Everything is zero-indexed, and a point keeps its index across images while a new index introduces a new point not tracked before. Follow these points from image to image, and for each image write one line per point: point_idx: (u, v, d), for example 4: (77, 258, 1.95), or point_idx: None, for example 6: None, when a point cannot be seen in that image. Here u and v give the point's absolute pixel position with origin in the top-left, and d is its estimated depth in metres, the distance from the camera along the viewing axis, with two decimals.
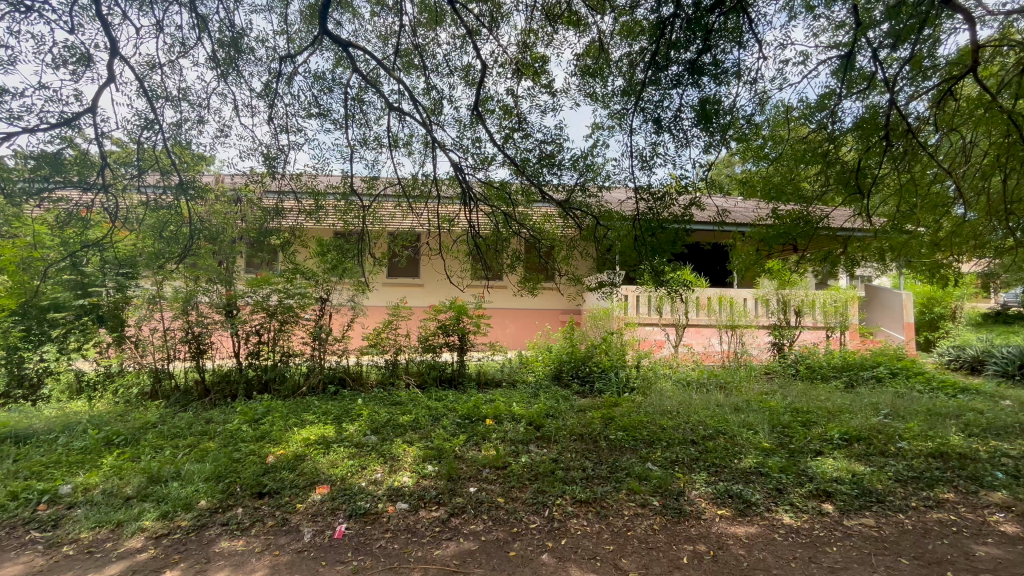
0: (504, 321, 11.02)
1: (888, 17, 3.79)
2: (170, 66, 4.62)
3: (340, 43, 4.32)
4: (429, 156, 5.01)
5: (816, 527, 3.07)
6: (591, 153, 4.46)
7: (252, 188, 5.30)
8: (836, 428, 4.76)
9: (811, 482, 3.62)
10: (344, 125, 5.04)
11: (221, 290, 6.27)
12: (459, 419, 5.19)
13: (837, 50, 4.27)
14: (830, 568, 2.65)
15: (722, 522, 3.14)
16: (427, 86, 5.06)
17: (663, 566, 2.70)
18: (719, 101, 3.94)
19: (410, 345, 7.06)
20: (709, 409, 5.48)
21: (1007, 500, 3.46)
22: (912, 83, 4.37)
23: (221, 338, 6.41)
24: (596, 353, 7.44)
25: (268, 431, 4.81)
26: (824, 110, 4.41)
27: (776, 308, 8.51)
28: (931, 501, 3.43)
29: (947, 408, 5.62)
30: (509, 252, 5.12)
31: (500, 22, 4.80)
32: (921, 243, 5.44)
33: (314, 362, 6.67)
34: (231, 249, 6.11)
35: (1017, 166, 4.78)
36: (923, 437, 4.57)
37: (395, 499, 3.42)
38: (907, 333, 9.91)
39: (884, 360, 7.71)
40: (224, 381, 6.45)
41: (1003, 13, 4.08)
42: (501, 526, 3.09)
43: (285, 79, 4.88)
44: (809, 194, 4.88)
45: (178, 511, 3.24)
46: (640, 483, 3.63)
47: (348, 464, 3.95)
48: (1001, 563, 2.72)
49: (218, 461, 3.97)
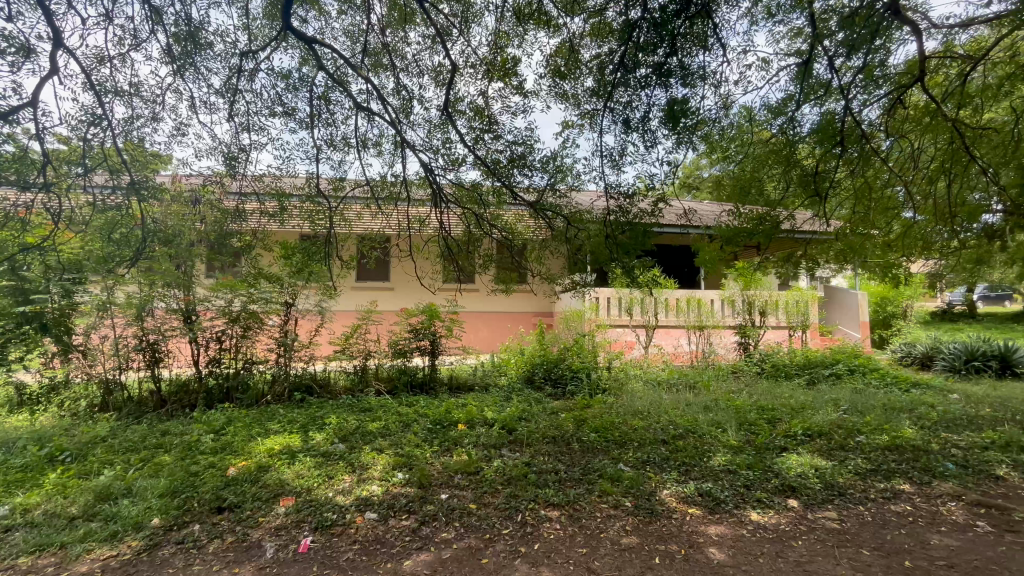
0: (476, 324, 10.94)
1: (843, 27, 3.94)
2: (121, 59, 4.43)
3: (305, 40, 4.18)
4: (400, 157, 4.98)
5: (783, 522, 3.14)
6: (561, 154, 4.49)
7: (210, 189, 5.15)
8: (799, 424, 4.92)
9: (776, 478, 3.72)
10: (310, 124, 4.92)
11: (179, 295, 5.95)
12: (431, 424, 5.10)
13: (797, 57, 4.42)
14: (797, 562, 2.70)
15: (693, 520, 3.17)
16: (396, 86, 5.01)
17: (636, 566, 2.69)
18: (687, 102, 4.02)
19: (380, 350, 6.94)
20: (679, 409, 5.56)
21: (958, 489, 3.62)
22: (865, 91, 4.51)
23: (179, 346, 6.07)
24: (569, 355, 7.47)
25: (230, 442, 4.59)
26: (783, 116, 4.53)
27: (741, 308, 8.72)
28: (889, 492, 3.57)
29: (900, 403, 5.89)
30: (483, 253, 5.13)
31: (471, 22, 4.77)
32: (876, 245, 5.69)
33: (279, 370, 6.44)
34: (190, 253, 5.75)
35: (960, 171, 5.06)
36: (879, 431, 4.77)
37: (363, 509, 3.32)
38: (862, 331, 10.41)
39: (843, 358, 8.00)
40: (182, 392, 6.14)
41: (947, 27, 4.23)
42: (473, 533, 3.04)
43: (246, 76, 4.73)
44: (773, 196, 4.98)
45: (128, 532, 3.05)
46: (613, 485, 3.64)
47: (314, 475, 3.81)
48: (954, 550, 2.83)
49: (173, 476, 3.76)
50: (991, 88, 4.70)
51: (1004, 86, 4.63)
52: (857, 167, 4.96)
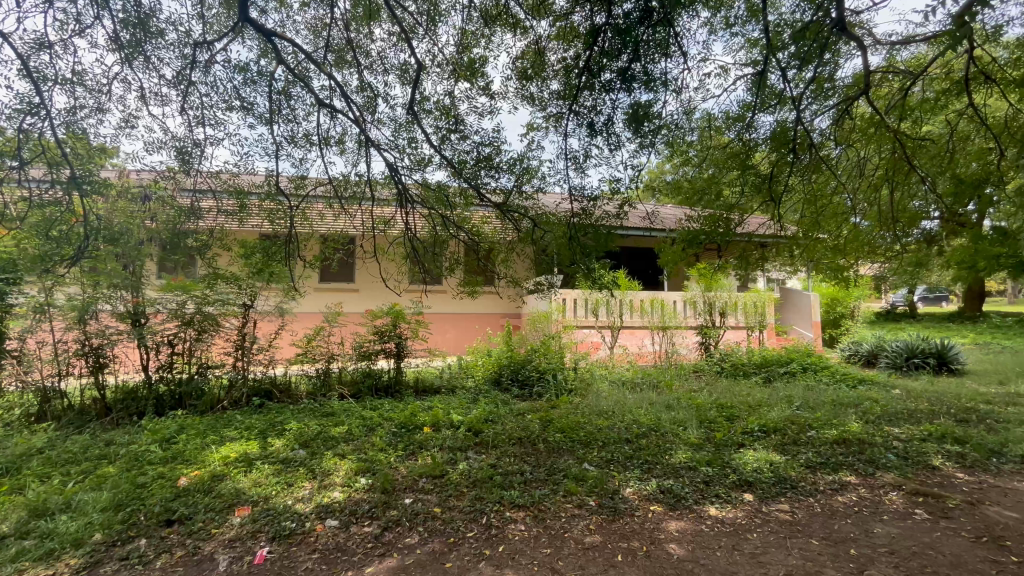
0: (444, 326, 10.86)
1: (795, 40, 4.11)
2: (63, 45, 4.17)
3: (263, 32, 4.05)
4: (364, 156, 4.89)
5: (740, 516, 3.25)
6: (528, 156, 4.52)
7: (162, 186, 4.92)
8: (756, 421, 5.10)
9: (734, 473, 3.84)
10: (269, 120, 4.77)
11: (126, 296, 5.62)
12: (396, 428, 5.02)
13: (753, 67, 4.59)
14: (752, 554, 2.79)
15: (655, 517, 3.24)
16: (361, 83, 4.92)
17: (599, 565, 2.71)
18: (650, 107, 4.11)
19: (344, 353, 6.79)
20: (642, 408, 5.66)
21: (898, 479, 3.84)
22: (816, 101, 4.74)
23: (126, 351, 5.74)
24: (536, 356, 7.52)
25: (182, 450, 4.39)
26: (741, 122, 4.66)
27: (703, 309, 8.99)
28: (837, 484, 3.75)
29: (848, 399, 6.21)
30: (449, 255, 5.12)
31: (438, 21, 4.74)
32: (825, 249, 5.98)
33: (237, 374, 6.22)
34: (137, 252, 5.42)
35: (901, 180, 5.36)
36: (828, 426, 5.02)
37: (324, 516, 3.23)
38: (814, 331, 10.91)
39: (797, 357, 8.37)
40: (129, 399, 5.81)
41: (889, 43, 4.46)
42: (437, 537, 3.00)
43: (201, 67, 4.54)
44: (730, 201, 5.17)
45: (66, 549, 2.86)
46: (577, 484, 3.68)
47: (272, 483, 3.68)
48: (894, 537, 2.99)
49: (118, 488, 3.55)
50: (929, 102, 5.00)
51: (940, 101, 4.93)
52: (809, 174, 5.17)
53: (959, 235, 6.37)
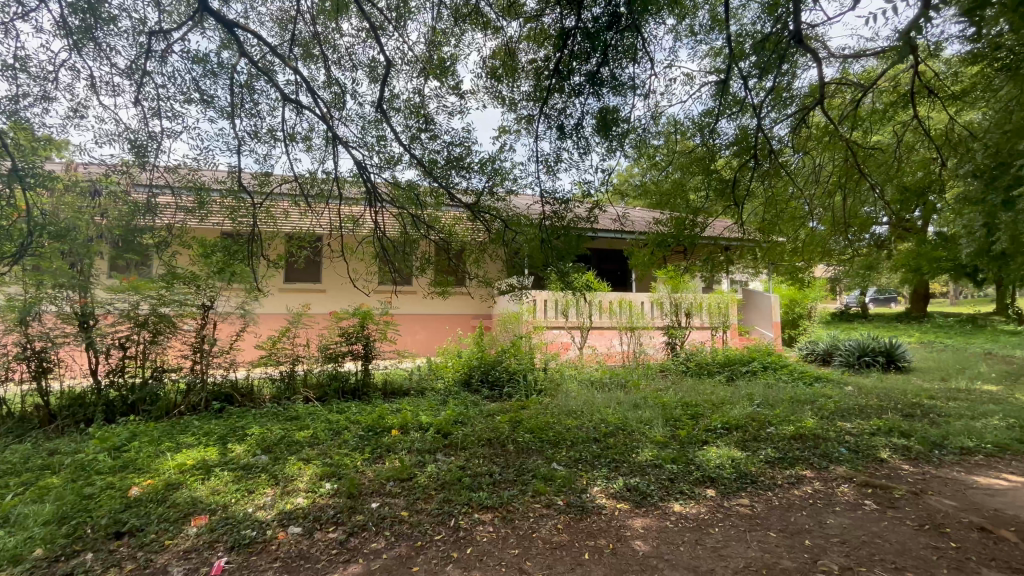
0: (414, 326, 10.74)
1: (756, 51, 4.27)
2: (3, 27, 3.91)
3: (224, 23, 3.91)
4: (331, 154, 4.79)
5: (703, 511, 3.34)
6: (499, 157, 4.53)
7: (113, 180, 4.67)
8: (719, 419, 5.25)
9: (698, 470, 3.95)
10: (231, 113, 4.61)
11: (74, 297, 5.29)
12: (363, 431, 4.92)
13: (716, 75, 4.74)
14: (714, 547, 2.87)
15: (621, 515, 3.28)
16: (328, 79, 4.81)
17: (566, 564, 2.73)
18: (618, 111, 4.20)
19: (310, 355, 6.63)
20: (610, 408, 5.75)
21: (849, 472, 4.03)
22: (775, 109, 4.92)
23: (72, 354, 5.43)
24: (506, 357, 7.52)
25: (134, 458, 4.18)
26: (705, 128, 4.84)
27: (669, 309, 9.21)
28: (794, 477, 3.91)
29: (805, 396, 6.47)
30: (419, 255, 5.07)
31: (407, 18, 4.68)
32: (784, 252, 6.40)
33: (195, 378, 5.96)
34: (87, 249, 5.16)
35: (854, 187, 5.61)
36: (785, 422, 5.22)
37: (286, 523, 3.13)
38: (774, 331, 11.32)
39: (757, 356, 8.67)
40: (75, 405, 5.48)
41: (842, 57, 4.67)
42: (404, 541, 2.96)
43: (157, 57, 4.34)
44: (696, 205, 5.31)
45: (2, 567, 2.67)
46: (546, 484, 3.70)
47: (231, 490, 3.55)
48: (846, 527, 3.13)
49: (63, 500, 3.35)
50: (878, 113, 5.28)
51: (888, 112, 5.21)
52: (769, 179, 5.35)
53: (905, 240, 6.74)
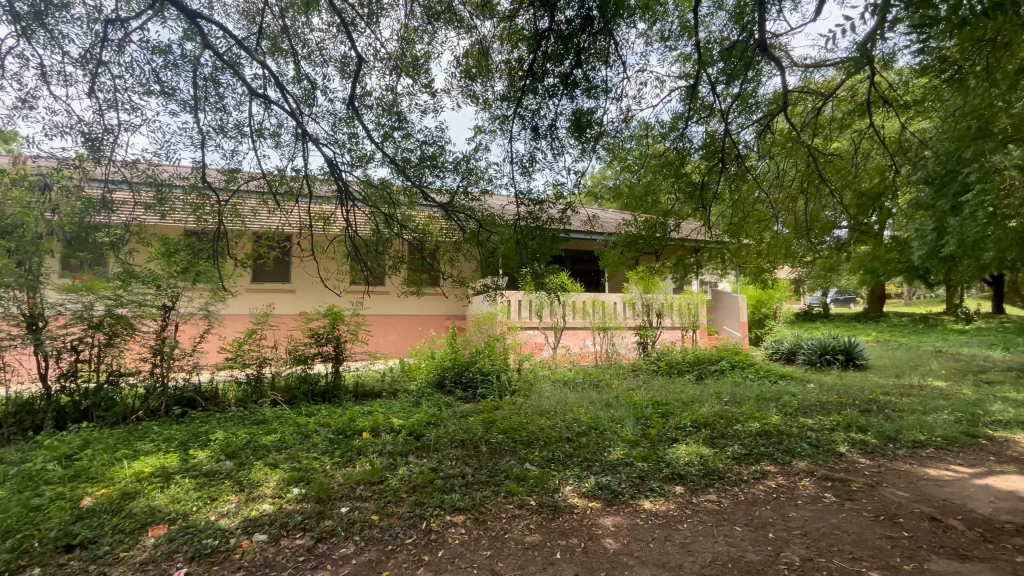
0: (386, 327, 10.60)
1: (723, 58, 4.38)
2: None
3: (187, 13, 3.77)
4: (301, 150, 4.68)
5: (672, 508, 3.40)
6: (473, 157, 4.52)
7: (65, 175, 4.46)
8: (688, 417, 5.37)
9: (668, 467, 4.02)
10: (194, 107, 4.44)
11: (20, 297, 4.96)
12: (333, 435, 4.81)
13: (685, 80, 4.86)
14: (682, 543, 2.93)
15: (592, 514, 3.31)
16: (297, 74, 4.70)
17: (538, 564, 2.73)
18: (591, 114, 4.24)
19: (278, 357, 6.45)
20: (583, 407, 5.80)
21: (810, 466, 4.17)
22: (741, 115, 5.08)
23: (18, 358, 5.14)
24: (480, 358, 7.49)
25: (87, 467, 3.98)
26: (676, 131, 4.96)
27: (641, 310, 9.35)
28: (759, 472, 4.03)
29: (770, 393, 6.67)
30: (392, 254, 5.00)
31: (379, 14, 4.62)
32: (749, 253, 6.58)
33: (154, 382, 5.72)
34: (35, 247, 4.91)
35: (816, 191, 5.83)
36: (751, 419, 5.38)
37: (251, 531, 3.03)
38: (741, 331, 11.64)
39: (726, 355, 8.89)
40: (23, 412, 5.13)
41: (805, 66, 4.83)
42: (374, 546, 2.91)
43: (114, 46, 4.15)
44: (667, 206, 5.40)
45: None
46: (518, 484, 3.70)
47: (193, 498, 3.41)
48: (807, 520, 3.24)
49: (8, 512, 3.15)
50: (837, 121, 5.50)
51: (847, 120, 5.43)
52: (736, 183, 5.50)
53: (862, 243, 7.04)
